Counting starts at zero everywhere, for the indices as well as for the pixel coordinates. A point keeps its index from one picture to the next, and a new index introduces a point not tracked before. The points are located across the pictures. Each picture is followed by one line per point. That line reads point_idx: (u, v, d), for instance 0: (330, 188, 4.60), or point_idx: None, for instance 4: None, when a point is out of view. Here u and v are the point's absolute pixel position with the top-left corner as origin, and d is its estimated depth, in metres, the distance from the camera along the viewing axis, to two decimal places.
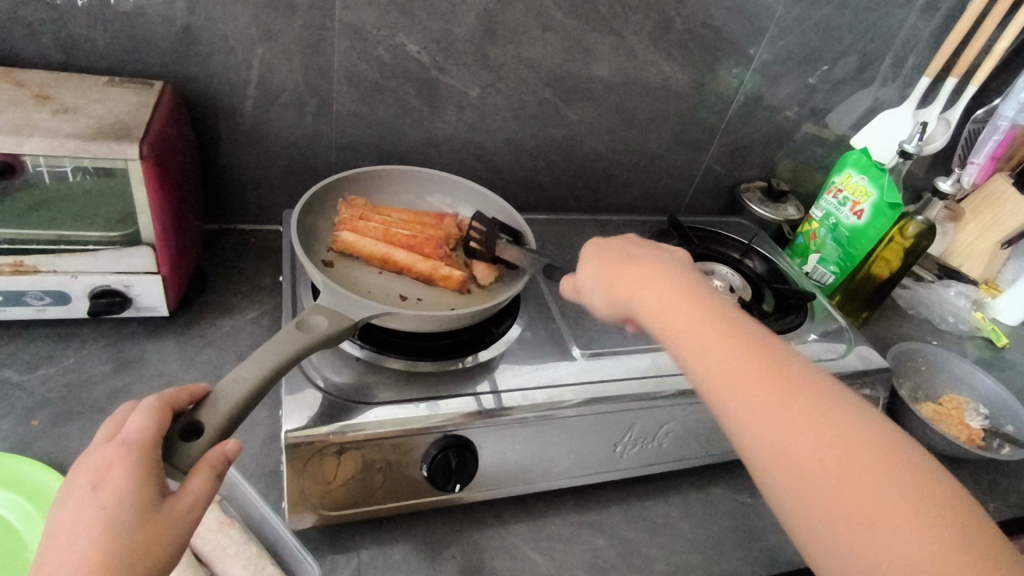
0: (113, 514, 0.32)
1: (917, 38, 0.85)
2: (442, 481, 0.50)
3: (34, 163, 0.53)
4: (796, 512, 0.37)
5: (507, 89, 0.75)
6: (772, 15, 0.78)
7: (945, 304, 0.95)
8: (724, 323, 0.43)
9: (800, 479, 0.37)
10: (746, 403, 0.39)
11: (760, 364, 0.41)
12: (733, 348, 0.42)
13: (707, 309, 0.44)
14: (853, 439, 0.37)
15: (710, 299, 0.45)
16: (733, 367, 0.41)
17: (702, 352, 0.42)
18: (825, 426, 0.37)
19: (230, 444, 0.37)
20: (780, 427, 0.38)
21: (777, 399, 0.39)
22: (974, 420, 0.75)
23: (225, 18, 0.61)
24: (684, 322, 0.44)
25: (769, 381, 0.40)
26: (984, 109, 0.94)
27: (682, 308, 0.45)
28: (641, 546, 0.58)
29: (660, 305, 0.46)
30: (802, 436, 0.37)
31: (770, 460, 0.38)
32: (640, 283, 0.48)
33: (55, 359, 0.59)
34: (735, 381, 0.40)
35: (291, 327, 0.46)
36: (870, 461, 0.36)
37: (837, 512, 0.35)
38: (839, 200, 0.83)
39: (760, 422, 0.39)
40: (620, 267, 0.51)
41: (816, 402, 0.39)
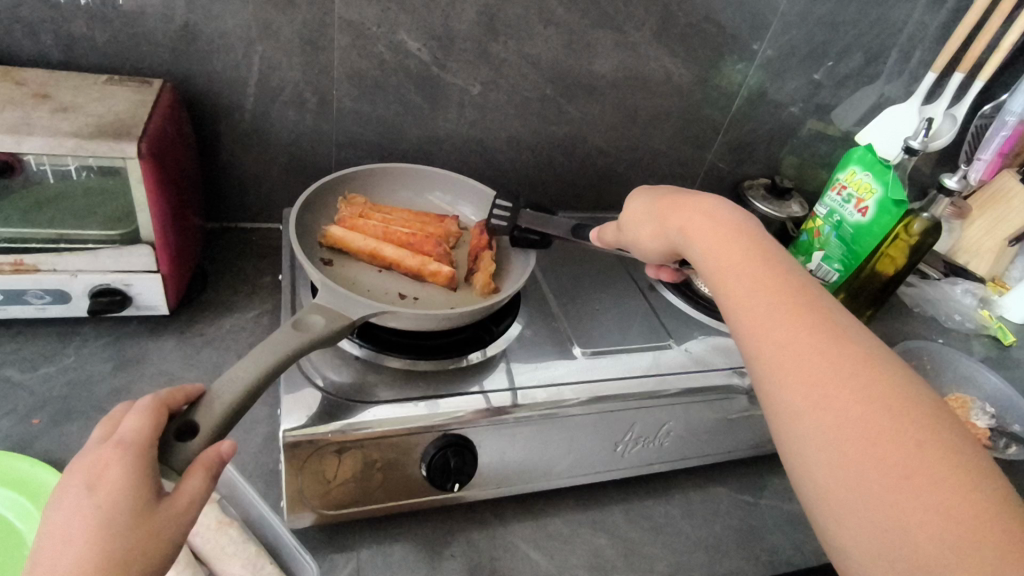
0: (108, 513, 0.32)
1: (923, 33, 0.84)
2: (441, 481, 0.50)
3: (37, 162, 0.54)
4: (813, 467, 0.35)
5: (508, 86, 0.74)
6: (775, 10, 0.77)
7: (951, 302, 0.94)
8: (770, 261, 0.43)
9: (826, 430, 0.35)
10: (785, 351, 0.38)
11: (802, 304, 0.40)
12: (776, 286, 0.41)
13: (753, 249, 0.44)
14: (890, 395, 0.35)
15: (758, 238, 0.45)
16: (774, 304, 0.40)
17: (745, 285, 0.42)
18: (862, 376, 0.36)
19: (225, 444, 0.37)
20: (815, 372, 0.37)
21: (814, 340, 0.38)
22: (981, 419, 0.73)
23: (225, 15, 0.61)
24: (727, 256, 0.44)
25: (809, 323, 0.39)
26: (991, 104, 0.93)
27: (737, 255, 0.43)
28: (643, 546, 0.58)
29: (704, 241, 0.46)
30: (831, 379, 0.36)
31: (797, 405, 0.36)
32: (686, 220, 0.48)
33: (55, 358, 0.59)
34: (773, 318, 0.39)
35: (288, 326, 0.45)
36: (902, 422, 0.34)
37: (860, 469, 0.33)
38: (843, 197, 0.83)
39: (792, 363, 0.37)
40: (666, 205, 0.51)
41: (854, 350, 0.37)
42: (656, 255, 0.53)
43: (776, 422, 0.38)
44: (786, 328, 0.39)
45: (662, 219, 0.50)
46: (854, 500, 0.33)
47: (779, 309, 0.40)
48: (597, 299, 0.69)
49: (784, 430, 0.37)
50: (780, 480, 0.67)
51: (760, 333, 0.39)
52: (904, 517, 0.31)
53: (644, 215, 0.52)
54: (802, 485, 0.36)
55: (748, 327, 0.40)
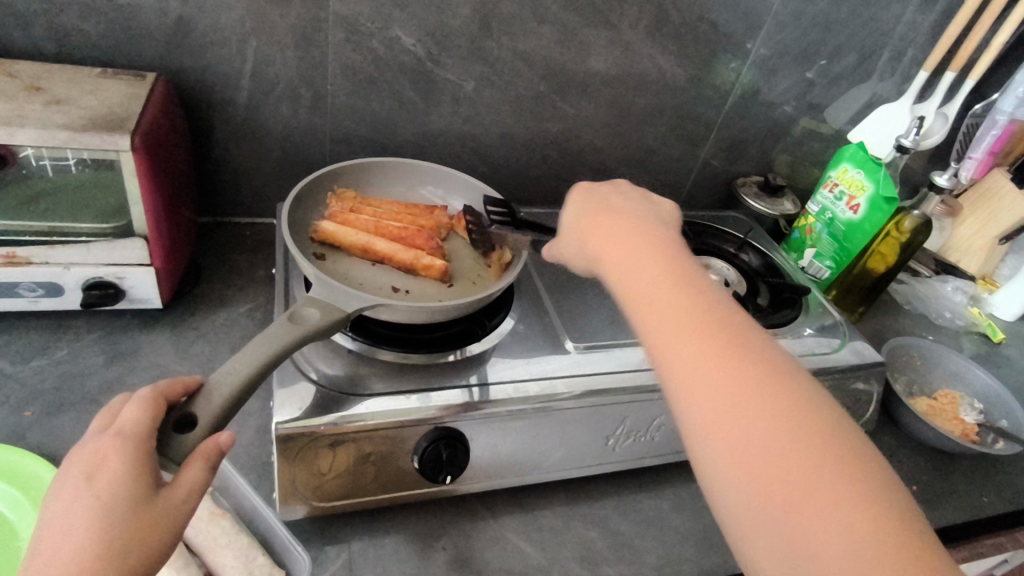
0: (107, 503, 0.32)
1: (915, 32, 0.84)
2: (433, 473, 0.50)
3: (36, 156, 0.54)
4: (726, 488, 0.35)
5: (502, 82, 0.75)
6: (768, 9, 0.78)
7: (941, 300, 0.95)
8: (683, 280, 0.43)
9: (734, 453, 0.35)
10: (694, 373, 0.38)
11: (714, 325, 0.40)
12: (690, 307, 0.41)
13: (667, 270, 0.44)
14: (798, 417, 0.36)
15: (677, 258, 0.45)
16: (688, 325, 0.40)
17: (657, 306, 0.42)
18: (771, 399, 0.36)
19: (225, 435, 0.37)
20: (725, 394, 0.37)
21: (723, 363, 0.38)
22: (969, 414, 0.75)
23: (218, 10, 0.61)
24: (642, 278, 0.44)
25: (719, 344, 0.39)
26: (982, 103, 0.94)
27: (652, 278, 0.44)
28: (633, 538, 0.58)
29: (624, 262, 0.46)
30: (738, 399, 0.37)
31: (707, 427, 0.37)
32: (611, 241, 0.48)
33: (48, 350, 0.59)
34: (683, 339, 0.39)
35: (284, 318, 0.46)
36: (809, 443, 0.34)
37: (770, 491, 0.34)
38: (835, 194, 0.83)
39: (701, 385, 0.38)
40: (595, 223, 0.51)
41: (763, 372, 0.38)
42: (584, 269, 0.52)
43: (688, 442, 0.38)
44: (695, 352, 0.39)
45: (589, 239, 0.50)
46: (767, 524, 0.33)
47: (692, 329, 0.40)
48: (590, 295, 0.69)
49: (696, 452, 0.37)
50: None
51: (669, 355, 0.40)
52: (809, 536, 0.32)
53: (574, 230, 0.52)
54: (715, 502, 0.36)
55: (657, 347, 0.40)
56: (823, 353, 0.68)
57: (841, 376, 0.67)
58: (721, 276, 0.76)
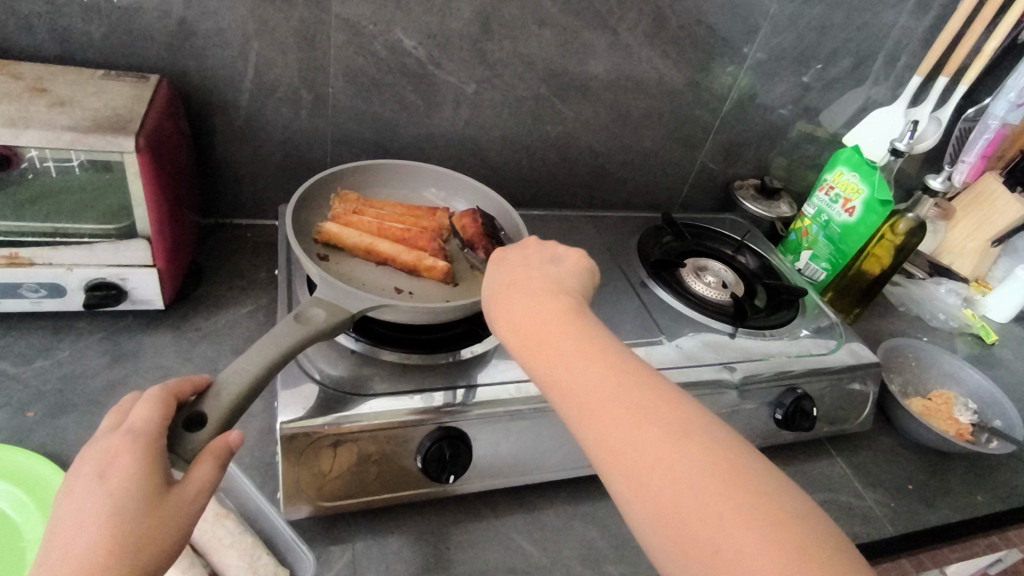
0: (119, 500, 0.33)
1: (908, 37, 0.86)
2: (436, 472, 0.51)
3: (40, 158, 0.54)
4: (665, 567, 0.34)
5: (503, 85, 0.75)
6: (765, 13, 0.79)
7: (935, 302, 0.96)
8: (590, 344, 0.41)
9: (665, 534, 0.34)
10: (609, 449, 0.36)
11: (625, 391, 0.38)
12: (599, 372, 0.39)
13: (570, 331, 0.42)
14: (721, 485, 0.34)
15: (579, 318, 0.43)
16: (600, 394, 0.38)
17: (566, 377, 0.39)
18: (690, 470, 0.34)
19: (234, 434, 0.37)
20: (639, 463, 0.35)
21: (640, 435, 0.36)
22: (964, 414, 0.76)
23: (221, 12, 0.62)
24: (547, 349, 0.41)
25: (632, 414, 0.37)
26: (975, 108, 0.95)
27: (558, 343, 0.41)
28: (634, 538, 0.59)
29: (527, 331, 0.43)
30: (653, 471, 0.35)
31: (636, 507, 0.35)
32: (513, 307, 0.44)
33: (51, 351, 0.59)
34: (598, 416, 0.37)
35: (290, 318, 0.46)
36: (736, 514, 0.33)
37: (706, 573, 0.32)
38: (831, 197, 0.84)
39: (620, 464, 0.36)
40: (501, 291, 0.46)
41: (681, 440, 0.36)
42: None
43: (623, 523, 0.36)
44: (610, 427, 0.37)
45: (492, 306, 0.46)
46: None
47: (607, 400, 0.38)
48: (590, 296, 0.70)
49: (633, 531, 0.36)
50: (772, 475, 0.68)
51: (590, 434, 0.37)
52: None
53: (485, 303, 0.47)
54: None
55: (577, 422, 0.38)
56: (820, 353, 0.69)
57: (838, 376, 0.68)
58: (718, 278, 0.77)
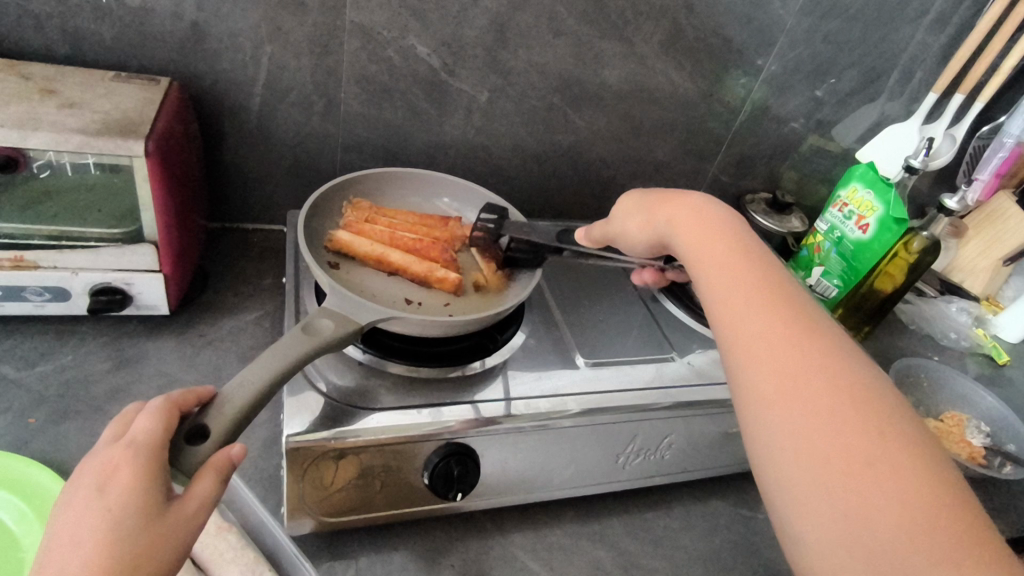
0: (117, 516, 0.32)
1: (925, 53, 0.85)
2: (442, 490, 0.49)
3: (57, 158, 0.53)
4: (779, 460, 0.36)
5: (516, 94, 0.75)
6: (782, 27, 0.78)
7: (946, 320, 0.94)
8: (763, 276, 0.43)
9: (798, 448, 0.35)
10: (761, 348, 0.39)
11: (795, 323, 0.40)
12: (767, 301, 0.41)
13: (740, 254, 0.45)
14: (875, 422, 0.35)
15: (757, 251, 0.45)
16: (765, 316, 0.40)
17: (727, 286, 0.43)
18: (845, 399, 0.36)
19: (236, 448, 0.37)
20: (788, 364, 0.38)
21: (800, 359, 0.38)
22: (976, 437, 0.75)
23: (233, 15, 0.61)
24: (721, 271, 0.44)
25: (797, 335, 0.39)
26: (989, 125, 0.94)
27: (728, 259, 0.44)
28: (642, 558, 0.57)
29: (698, 246, 0.46)
30: (801, 375, 0.37)
31: (770, 402, 0.37)
32: (686, 225, 0.48)
33: (53, 356, 0.58)
34: (765, 338, 0.39)
35: (298, 329, 0.45)
36: (878, 448, 0.34)
37: (832, 486, 0.34)
38: (844, 213, 0.83)
39: (771, 371, 0.38)
40: (659, 199, 0.51)
41: (840, 373, 0.37)
42: (643, 247, 0.53)
43: (750, 425, 0.38)
44: (771, 345, 0.39)
45: (657, 220, 0.50)
46: (819, 494, 0.34)
47: (772, 324, 0.40)
48: (600, 310, 0.69)
49: (761, 443, 0.37)
50: None
51: (743, 346, 0.40)
52: (858, 506, 0.32)
53: (635, 206, 0.53)
54: (772, 495, 0.36)
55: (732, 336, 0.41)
56: None
57: None
58: None
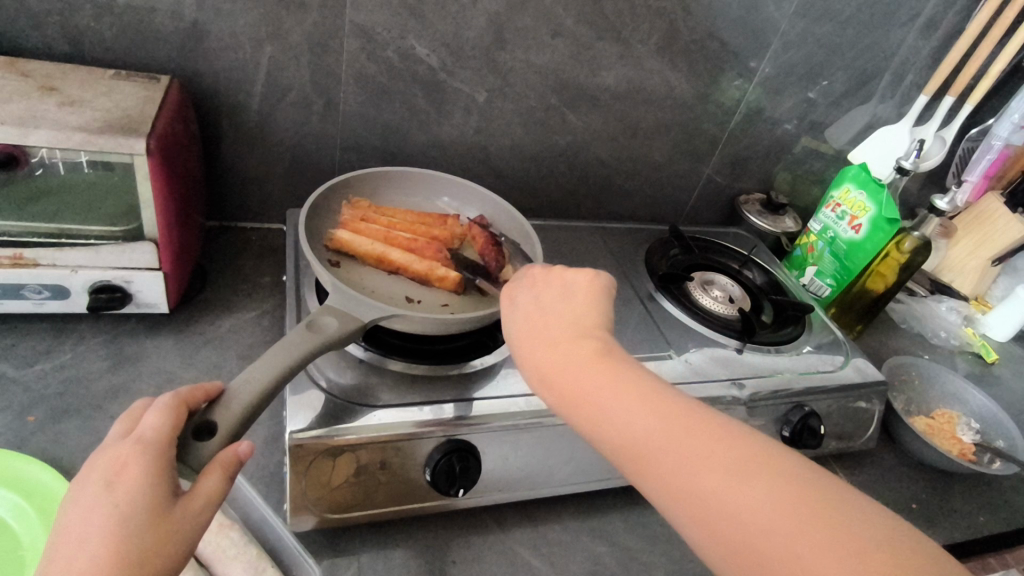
0: (125, 512, 0.32)
1: (916, 56, 0.86)
2: (445, 486, 0.50)
3: (48, 155, 0.53)
4: None
5: (514, 94, 0.75)
6: (776, 30, 0.79)
7: (937, 320, 0.96)
8: (631, 389, 0.40)
9: (734, 560, 0.34)
10: (672, 487, 0.36)
11: (696, 440, 0.37)
12: (661, 425, 0.38)
13: (612, 374, 0.41)
14: (801, 509, 0.33)
15: (612, 356, 0.42)
16: (655, 435, 0.38)
17: (614, 421, 0.39)
18: (763, 499, 0.34)
19: (244, 444, 0.36)
20: (705, 493, 0.35)
21: (705, 472, 0.36)
22: (966, 434, 0.76)
23: (233, 14, 0.61)
24: (589, 395, 0.40)
25: (701, 455, 0.36)
26: (978, 128, 0.95)
27: (600, 386, 0.40)
28: (641, 554, 0.58)
29: (556, 381, 0.42)
30: (725, 502, 0.35)
31: (709, 541, 0.35)
32: (541, 355, 0.44)
33: (52, 354, 0.58)
34: (674, 469, 0.36)
35: (302, 326, 0.45)
36: (834, 549, 0.32)
37: None
38: (837, 214, 0.84)
39: (697, 509, 0.35)
40: (527, 324, 0.46)
41: (749, 467, 0.35)
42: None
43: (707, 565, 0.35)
44: (674, 469, 0.36)
45: (519, 343, 0.46)
46: None
47: (667, 449, 0.37)
48: None
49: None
50: None
51: (652, 478, 0.37)
52: None
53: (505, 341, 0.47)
54: None
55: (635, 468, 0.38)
56: (827, 371, 0.69)
57: (843, 394, 0.68)
58: (725, 292, 0.77)
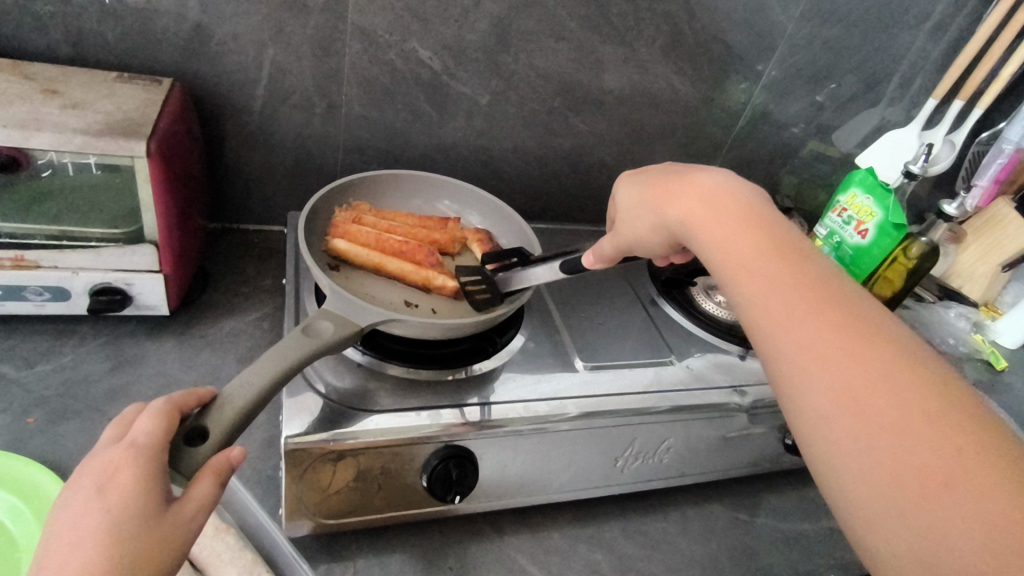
0: (117, 517, 0.32)
1: (926, 59, 0.85)
2: (441, 492, 0.50)
3: (58, 155, 0.53)
4: (823, 437, 0.35)
5: (517, 97, 0.75)
6: (782, 33, 0.78)
7: (944, 326, 0.95)
8: (779, 246, 0.42)
9: (828, 397, 0.35)
10: (787, 325, 0.38)
11: (820, 293, 0.39)
12: (788, 274, 0.40)
13: (756, 231, 0.43)
14: (920, 387, 0.34)
15: (768, 216, 0.44)
16: (790, 297, 0.39)
17: (745, 265, 0.42)
18: (885, 363, 0.35)
19: (236, 450, 0.36)
20: (814, 337, 0.37)
21: (835, 330, 0.37)
22: None
23: (236, 17, 0.61)
24: (732, 239, 0.43)
25: (822, 307, 0.38)
26: (989, 131, 0.94)
27: (736, 236, 0.43)
28: (639, 562, 0.58)
29: (697, 221, 0.45)
30: (835, 347, 0.36)
31: (807, 380, 0.36)
32: (686, 200, 0.47)
33: (52, 356, 0.59)
34: (791, 309, 0.39)
35: (297, 331, 0.45)
36: (928, 406, 0.33)
37: (879, 448, 0.33)
38: (844, 218, 0.83)
39: (803, 349, 0.37)
40: (660, 188, 0.49)
41: (878, 341, 0.36)
42: (659, 245, 0.50)
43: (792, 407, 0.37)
44: (803, 317, 0.38)
45: (656, 204, 0.49)
46: (871, 465, 0.33)
47: (786, 293, 0.39)
48: (599, 312, 0.69)
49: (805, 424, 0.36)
50: (780, 502, 0.67)
51: (771, 321, 0.39)
52: (909, 465, 0.32)
53: (637, 198, 0.51)
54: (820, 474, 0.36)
55: (751, 305, 0.41)
56: None
57: None
58: None
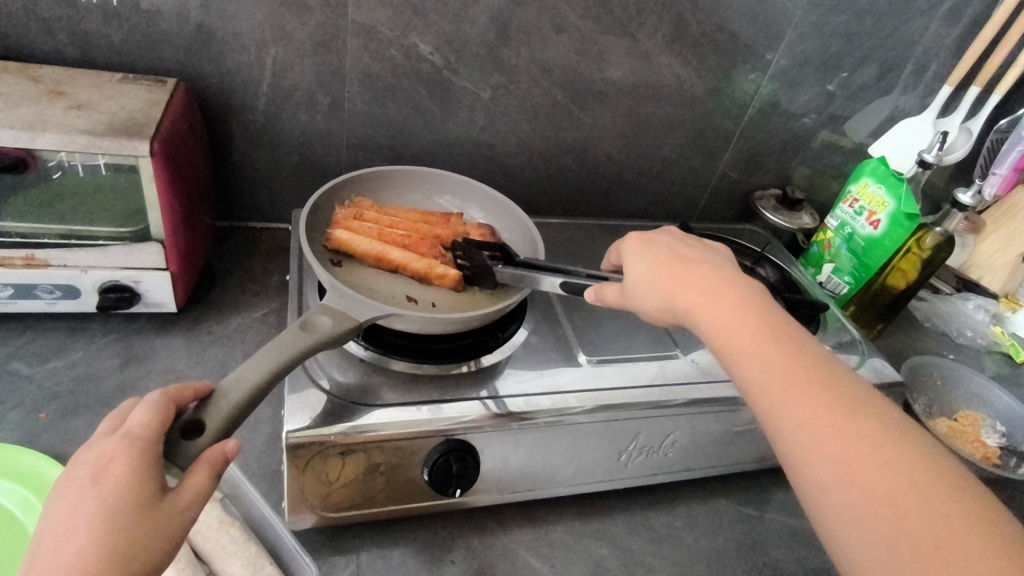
0: (111, 506, 0.32)
1: (939, 45, 0.83)
2: (442, 486, 0.50)
3: (69, 159, 0.54)
4: (834, 519, 0.36)
5: (519, 91, 0.74)
6: (789, 20, 0.77)
7: (963, 318, 0.93)
8: (775, 325, 0.43)
9: (833, 478, 0.36)
10: (789, 409, 0.39)
11: (818, 376, 0.40)
12: (787, 358, 0.41)
13: (757, 319, 0.43)
14: (918, 469, 0.35)
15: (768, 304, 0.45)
16: (792, 382, 0.40)
17: (747, 350, 0.42)
18: (873, 436, 0.37)
19: (230, 443, 0.37)
20: (813, 421, 0.38)
21: (829, 406, 0.38)
22: (990, 437, 0.73)
23: (238, 16, 0.62)
24: (733, 320, 0.44)
25: (820, 390, 0.39)
26: (1008, 118, 0.92)
27: (739, 323, 0.43)
28: (643, 556, 0.57)
29: (700, 304, 0.45)
30: (835, 429, 0.37)
31: (812, 462, 0.37)
32: (689, 279, 0.47)
33: (64, 352, 0.60)
34: (794, 394, 0.39)
35: (296, 326, 0.45)
36: (926, 488, 0.34)
37: (886, 531, 0.34)
38: (855, 209, 0.82)
39: (806, 432, 0.38)
40: (666, 267, 0.49)
41: (872, 424, 0.37)
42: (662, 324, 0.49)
43: (799, 488, 0.38)
44: (801, 395, 0.39)
45: (659, 282, 0.48)
46: (883, 548, 0.33)
47: (786, 378, 0.40)
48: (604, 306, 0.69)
49: (814, 504, 0.37)
50: (789, 497, 0.66)
51: (772, 399, 0.40)
52: (919, 548, 0.32)
53: (638, 269, 0.50)
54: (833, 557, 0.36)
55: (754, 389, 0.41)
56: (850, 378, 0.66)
57: None
58: None
